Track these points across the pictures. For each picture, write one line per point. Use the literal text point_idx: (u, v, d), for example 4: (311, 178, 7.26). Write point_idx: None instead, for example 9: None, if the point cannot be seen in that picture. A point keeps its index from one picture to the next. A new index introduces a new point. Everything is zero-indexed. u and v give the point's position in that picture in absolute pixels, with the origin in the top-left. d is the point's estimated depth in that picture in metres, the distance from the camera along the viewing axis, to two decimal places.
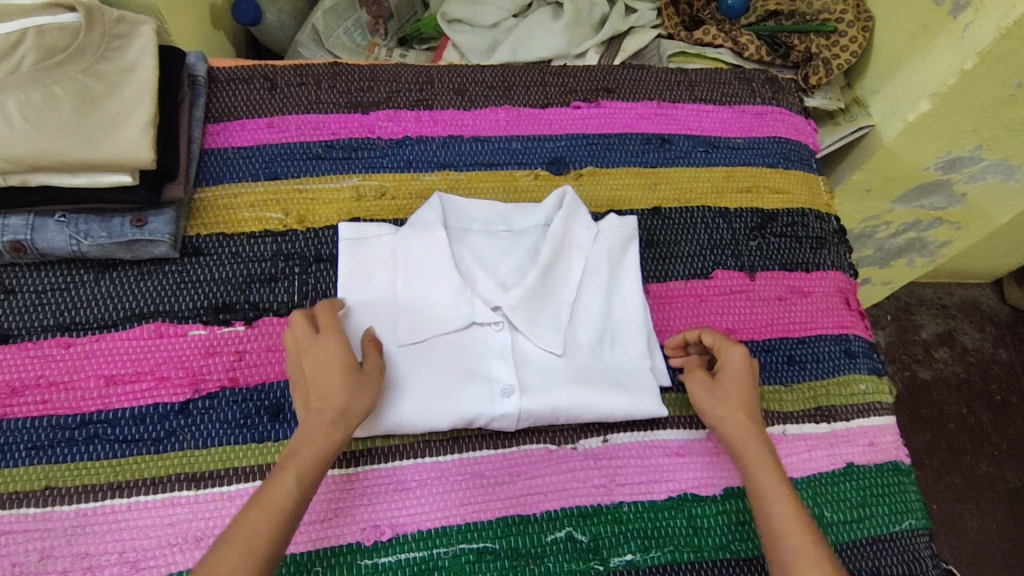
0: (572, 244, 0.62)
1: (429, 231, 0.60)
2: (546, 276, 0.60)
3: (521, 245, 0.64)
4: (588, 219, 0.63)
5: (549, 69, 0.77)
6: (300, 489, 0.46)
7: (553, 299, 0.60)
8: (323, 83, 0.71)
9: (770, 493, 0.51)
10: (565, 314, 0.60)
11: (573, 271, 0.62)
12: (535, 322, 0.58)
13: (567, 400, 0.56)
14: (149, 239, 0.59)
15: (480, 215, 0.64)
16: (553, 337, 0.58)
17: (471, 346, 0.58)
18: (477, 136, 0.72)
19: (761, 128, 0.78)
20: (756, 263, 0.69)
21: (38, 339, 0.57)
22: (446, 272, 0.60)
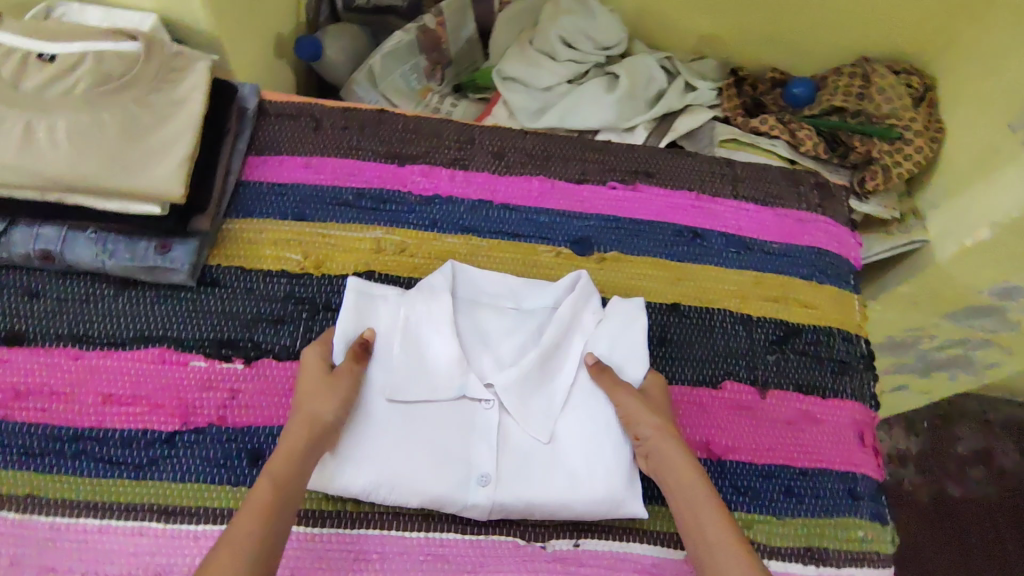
0: (578, 328, 0.61)
1: (434, 296, 0.60)
2: (545, 357, 0.59)
3: (526, 325, 0.63)
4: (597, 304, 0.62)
5: (593, 144, 0.76)
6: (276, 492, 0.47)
7: (547, 384, 0.59)
8: (366, 130, 0.73)
9: (699, 506, 0.50)
10: (558, 399, 0.58)
11: (574, 355, 0.60)
12: (526, 405, 0.58)
13: (542, 494, 0.55)
14: (169, 267, 0.60)
15: (488, 289, 0.64)
16: (541, 425, 0.57)
17: (459, 422, 0.57)
18: (506, 203, 0.71)
19: (801, 235, 0.75)
20: (770, 379, 0.67)
21: (51, 346, 0.59)
22: (445, 340, 0.59)
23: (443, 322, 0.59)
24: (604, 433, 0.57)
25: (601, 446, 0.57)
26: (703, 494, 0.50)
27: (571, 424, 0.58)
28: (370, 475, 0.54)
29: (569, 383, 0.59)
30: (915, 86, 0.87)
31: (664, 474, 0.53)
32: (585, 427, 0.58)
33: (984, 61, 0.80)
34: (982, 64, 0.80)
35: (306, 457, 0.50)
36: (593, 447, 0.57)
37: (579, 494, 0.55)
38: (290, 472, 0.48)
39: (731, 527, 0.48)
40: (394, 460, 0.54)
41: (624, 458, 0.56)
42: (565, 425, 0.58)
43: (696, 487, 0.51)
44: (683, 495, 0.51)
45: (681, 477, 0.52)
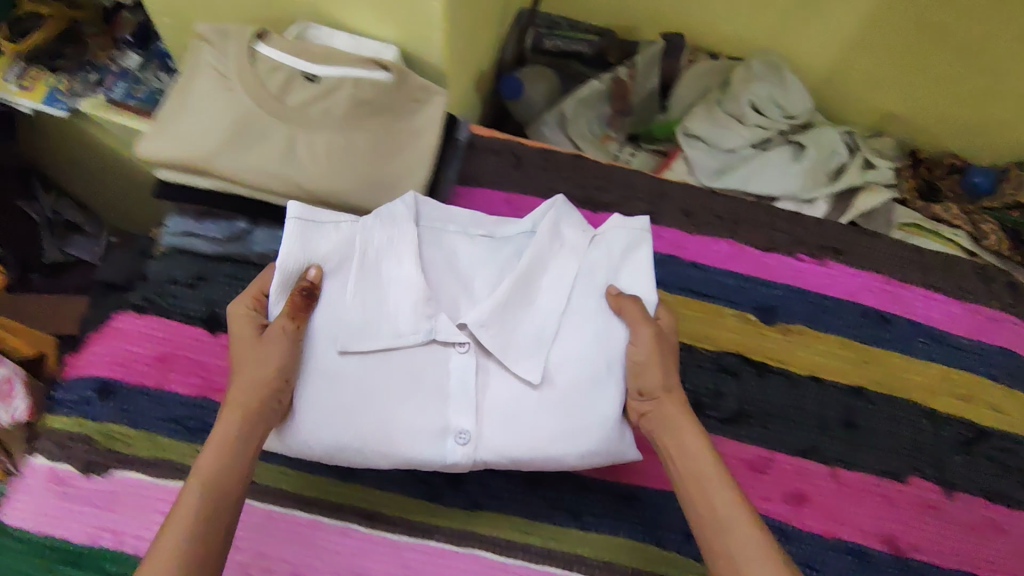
0: (548, 256, 0.58)
1: (396, 224, 0.57)
2: (522, 284, 0.57)
3: (501, 252, 0.62)
4: (582, 224, 0.61)
5: (781, 213, 0.77)
6: (206, 493, 0.46)
7: (528, 318, 0.57)
8: (563, 173, 0.76)
9: (710, 481, 0.50)
10: (546, 343, 0.55)
11: (564, 280, 0.58)
12: (506, 348, 0.55)
13: (527, 450, 0.53)
14: None
15: (445, 218, 0.62)
16: (529, 367, 0.54)
17: (427, 366, 0.55)
18: (695, 261, 0.72)
19: (991, 334, 0.73)
20: (956, 480, 0.65)
21: None
22: (408, 268, 0.56)
23: (405, 250, 0.56)
24: (594, 367, 0.55)
25: (598, 385, 0.55)
26: (711, 470, 0.51)
27: (565, 369, 0.55)
28: (336, 435, 0.52)
29: (559, 311, 0.56)
30: None
31: (662, 436, 0.54)
32: (576, 371, 0.55)
33: None
34: None
35: (247, 428, 0.50)
36: (598, 389, 0.55)
37: (578, 439, 0.54)
38: (217, 467, 0.48)
39: (745, 508, 0.49)
40: (348, 407, 0.52)
41: (618, 397, 0.55)
42: (555, 364, 0.55)
43: (704, 459, 0.51)
44: (698, 481, 0.51)
45: (682, 445, 0.53)
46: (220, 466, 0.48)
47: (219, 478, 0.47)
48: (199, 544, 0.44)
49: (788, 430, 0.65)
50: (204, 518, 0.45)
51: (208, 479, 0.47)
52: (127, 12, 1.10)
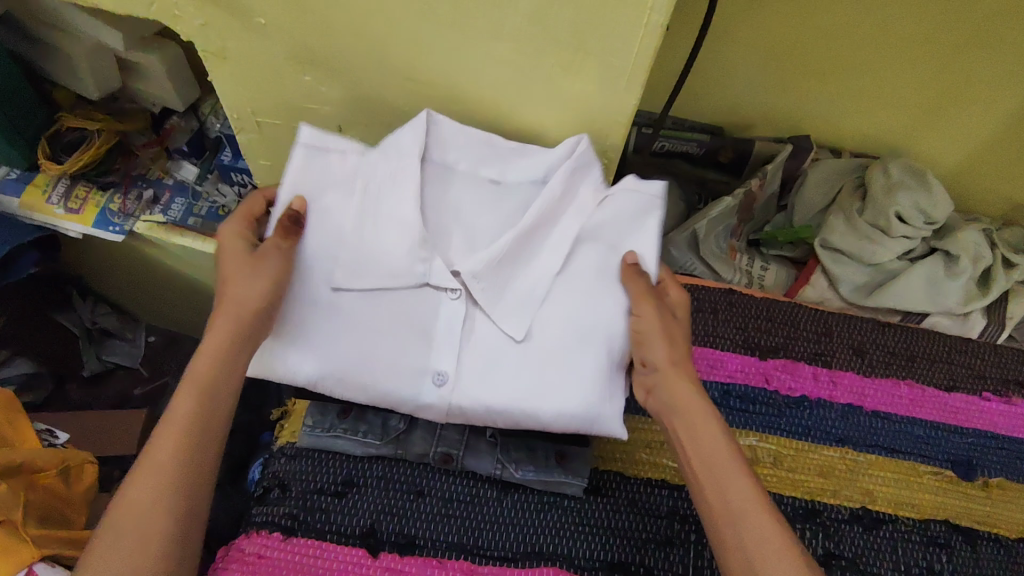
0: (568, 202, 0.55)
1: (400, 159, 0.53)
2: (523, 238, 0.53)
3: (506, 201, 0.56)
4: (595, 180, 0.55)
5: (955, 343, 0.70)
6: (181, 456, 0.45)
7: (523, 273, 0.53)
8: (720, 314, 0.69)
9: (721, 469, 0.47)
10: (539, 292, 0.53)
11: (569, 240, 0.54)
12: (498, 297, 0.52)
13: (505, 398, 0.51)
14: (567, 479, 0.57)
15: (463, 151, 0.56)
16: (517, 322, 0.52)
17: (417, 305, 0.53)
18: (877, 411, 0.66)
19: None
20: None
21: (443, 557, 0.55)
22: (406, 205, 0.52)
23: (406, 190, 0.52)
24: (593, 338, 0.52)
25: (585, 352, 0.52)
26: (723, 453, 0.47)
27: (553, 321, 0.53)
28: (310, 366, 0.52)
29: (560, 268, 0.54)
30: None
31: (672, 421, 0.50)
32: (566, 323, 0.52)
33: None
34: None
35: (226, 368, 0.48)
36: (579, 343, 0.52)
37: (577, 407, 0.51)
38: (200, 415, 0.46)
39: (757, 493, 0.46)
40: (351, 351, 0.52)
41: (614, 365, 0.52)
42: (546, 317, 0.53)
43: (714, 446, 0.48)
44: (711, 475, 0.47)
45: (692, 431, 0.49)
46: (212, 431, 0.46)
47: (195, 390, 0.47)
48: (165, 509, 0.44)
49: None
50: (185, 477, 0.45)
51: (184, 443, 0.45)
52: (177, 116, 0.98)
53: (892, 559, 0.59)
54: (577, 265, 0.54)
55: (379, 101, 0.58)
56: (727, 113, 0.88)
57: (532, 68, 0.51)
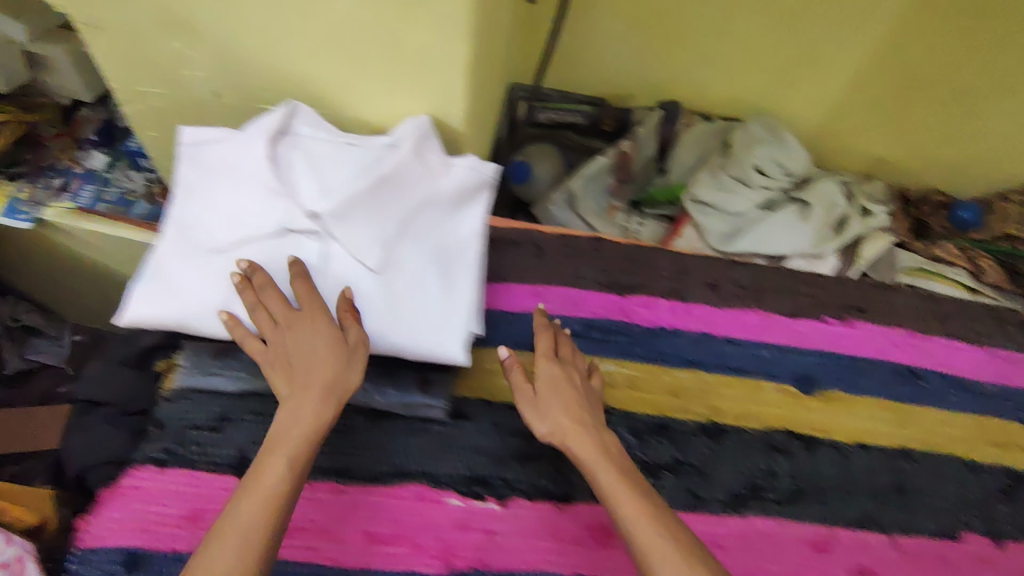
0: (420, 165, 0.59)
1: (256, 133, 0.57)
2: (377, 190, 0.57)
3: (362, 158, 0.59)
4: (439, 150, 0.61)
5: (802, 277, 0.77)
6: (291, 469, 0.46)
7: (376, 221, 0.56)
8: (586, 258, 0.74)
9: (612, 493, 0.49)
10: (391, 231, 0.57)
11: (416, 198, 0.59)
12: (353, 235, 0.55)
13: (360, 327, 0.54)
14: (429, 403, 0.61)
15: (322, 127, 0.60)
16: (367, 252, 0.55)
17: (281, 253, 0.57)
18: (728, 337, 0.72)
19: (1015, 377, 0.74)
20: (1006, 529, 0.67)
21: (314, 480, 0.59)
22: (262, 172, 0.56)
23: (260, 157, 0.57)
24: (431, 276, 0.57)
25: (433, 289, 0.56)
26: (608, 479, 0.50)
27: (405, 259, 0.57)
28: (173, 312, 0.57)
29: (408, 218, 0.58)
30: None
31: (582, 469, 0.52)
32: (414, 263, 0.57)
33: None
34: None
35: (319, 405, 0.48)
36: (425, 280, 0.56)
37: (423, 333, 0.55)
38: (298, 429, 0.47)
39: (654, 512, 0.48)
40: (222, 289, 0.56)
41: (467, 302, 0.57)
42: (396, 256, 0.57)
43: (598, 474, 0.51)
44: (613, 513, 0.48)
45: (586, 463, 0.52)
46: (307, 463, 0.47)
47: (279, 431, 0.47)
48: (277, 510, 0.44)
49: (845, 503, 0.65)
50: (283, 501, 0.45)
51: (275, 491, 0.45)
52: (87, 108, 1.02)
53: (735, 463, 0.65)
54: (424, 221, 0.59)
55: (243, 60, 0.62)
56: (605, 82, 0.94)
57: (372, 21, 0.55)
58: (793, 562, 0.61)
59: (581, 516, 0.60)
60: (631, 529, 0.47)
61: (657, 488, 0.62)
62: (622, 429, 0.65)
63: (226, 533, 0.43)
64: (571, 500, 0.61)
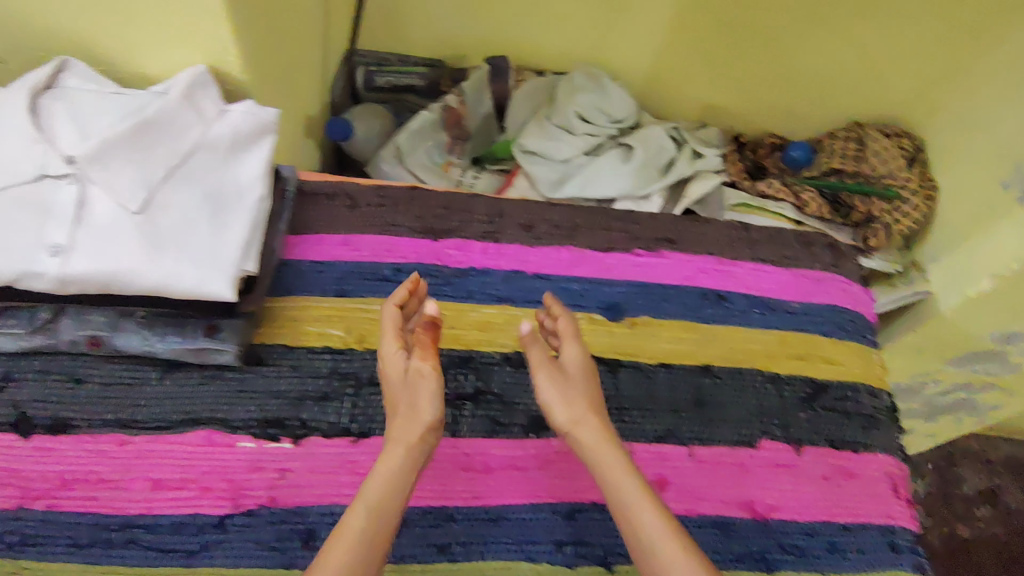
0: (192, 110, 0.60)
1: (17, 87, 0.58)
2: (141, 132, 0.57)
3: (128, 107, 0.60)
4: (216, 96, 0.63)
5: (615, 214, 0.80)
6: (389, 501, 0.47)
7: (140, 163, 0.57)
8: (400, 207, 0.75)
9: (609, 477, 0.49)
10: (157, 174, 0.57)
11: (187, 141, 0.59)
12: (113, 176, 0.56)
13: (117, 264, 0.53)
14: (217, 348, 0.61)
15: (94, 83, 0.62)
16: (129, 194, 0.56)
17: (37, 200, 0.55)
18: (539, 273, 0.74)
19: (818, 294, 0.78)
20: (804, 437, 0.69)
21: (98, 432, 0.59)
22: (18, 121, 0.56)
23: (18, 107, 0.56)
24: (201, 217, 0.57)
25: (201, 227, 0.57)
26: (612, 464, 0.50)
27: (172, 199, 0.57)
28: None
29: (177, 161, 0.58)
30: (908, 147, 0.95)
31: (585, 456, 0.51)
32: (182, 203, 0.57)
33: (973, 123, 0.89)
34: (965, 125, 0.90)
35: (412, 450, 0.50)
36: (193, 220, 0.57)
37: (187, 270, 0.55)
38: (400, 465, 0.49)
39: (654, 502, 0.48)
40: None
41: (239, 239, 0.58)
42: (162, 198, 0.57)
43: (603, 459, 0.50)
44: (618, 505, 0.48)
45: (596, 451, 0.51)
46: (398, 490, 0.48)
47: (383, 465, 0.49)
48: (380, 535, 0.45)
49: (644, 419, 0.67)
50: (388, 533, 0.46)
51: (383, 529, 0.45)
52: None
53: (537, 389, 0.67)
54: (197, 163, 0.59)
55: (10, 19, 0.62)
56: (439, 44, 0.96)
57: None
58: (591, 478, 0.63)
59: (376, 449, 0.61)
60: (628, 518, 0.47)
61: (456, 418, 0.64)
62: None
63: (350, 554, 0.44)
64: (368, 436, 0.62)
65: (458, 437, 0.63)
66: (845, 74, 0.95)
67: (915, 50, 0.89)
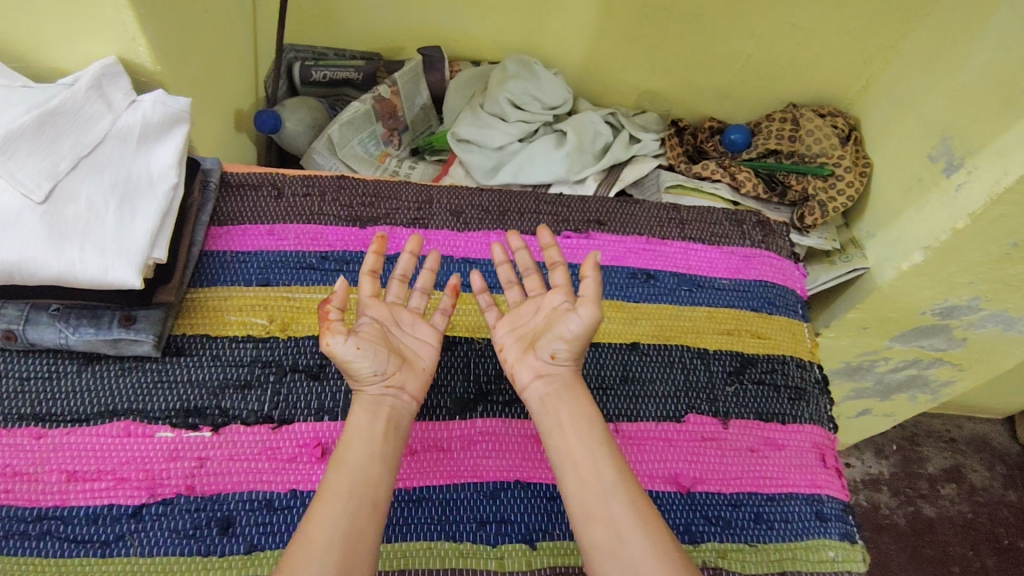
0: (101, 102, 0.61)
1: None
2: (45, 123, 0.58)
3: (34, 98, 0.60)
4: (127, 88, 0.63)
5: (545, 198, 0.81)
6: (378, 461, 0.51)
7: (45, 153, 0.57)
8: (327, 196, 0.75)
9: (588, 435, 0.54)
10: (64, 164, 0.58)
11: (95, 132, 0.60)
12: (17, 167, 0.56)
13: (17, 253, 0.53)
14: (133, 339, 0.61)
15: (3, 75, 0.61)
16: (33, 184, 0.56)
17: None
18: (467, 257, 0.74)
19: (748, 270, 0.79)
20: (731, 410, 0.69)
21: (13, 426, 0.58)
22: None
23: None
24: (108, 206, 0.58)
25: (107, 215, 0.57)
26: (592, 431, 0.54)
27: (78, 188, 0.58)
28: None
29: (84, 151, 0.59)
30: (841, 126, 0.97)
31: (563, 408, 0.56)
32: (88, 192, 0.58)
33: (900, 99, 0.91)
34: (894, 101, 0.92)
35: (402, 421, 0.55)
36: (99, 209, 0.57)
37: (91, 258, 0.55)
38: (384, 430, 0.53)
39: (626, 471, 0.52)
40: None
41: (148, 226, 0.58)
42: (68, 188, 0.57)
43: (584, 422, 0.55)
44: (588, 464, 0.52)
45: (577, 410, 0.55)
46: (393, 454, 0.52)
47: (356, 432, 0.52)
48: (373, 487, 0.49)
49: None
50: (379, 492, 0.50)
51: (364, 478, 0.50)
52: None
53: (463, 371, 0.67)
54: (106, 152, 0.60)
55: None
56: (374, 36, 0.96)
57: None
58: (515, 457, 0.63)
59: (297, 436, 0.61)
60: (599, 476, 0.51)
61: None
62: None
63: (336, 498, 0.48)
64: (290, 423, 0.61)
65: None
66: (776, 56, 0.96)
67: (836, 30, 0.91)
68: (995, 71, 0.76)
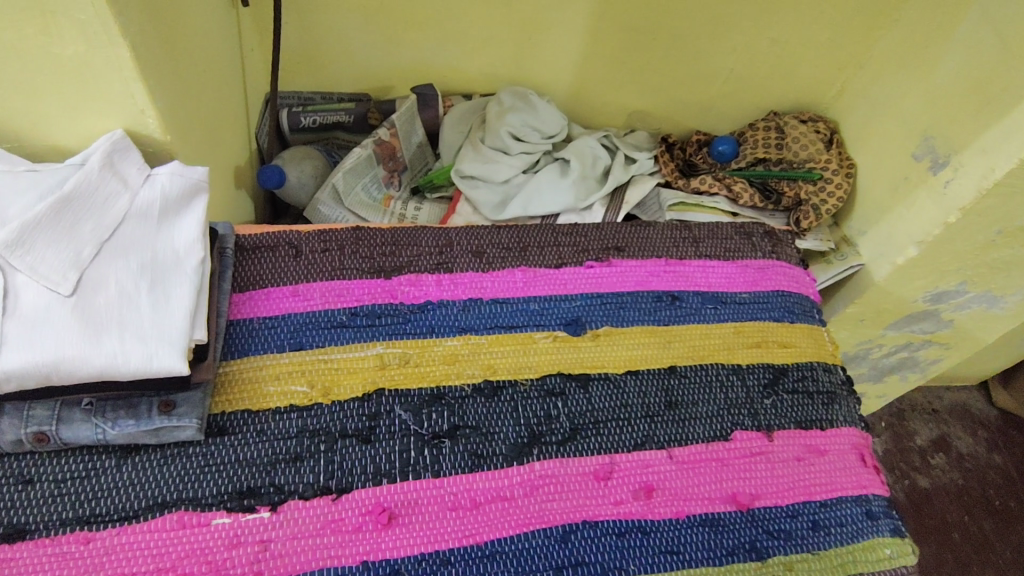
0: (117, 180, 0.58)
1: None
2: (63, 210, 0.55)
3: (44, 183, 0.56)
4: (139, 161, 0.60)
5: (561, 229, 0.81)
6: None
7: (67, 242, 0.54)
8: (347, 249, 0.74)
9: None
10: (87, 251, 0.54)
11: (113, 213, 0.57)
12: (40, 261, 0.53)
13: (55, 353, 0.50)
14: (176, 425, 0.58)
15: (4, 162, 0.57)
16: (59, 277, 0.53)
17: None
18: (496, 298, 0.73)
19: (764, 281, 0.81)
20: (772, 422, 0.71)
21: (57, 534, 0.55)
22: None
23: None
24: (140, 290, 0.55)
25: (140, 301, 0.54)
26: None
27: (106, 275, 0.55)
28: None
29: (106, 235, 0.56)
30: (823, 131, 1.02)
31: None
32: (117, 278, 0.55)
33: (878, 101, 0.95)
34: (872, 103, 0.96)
35: None
36: (131, 295, 0.54)
37: (132, 347, 0.52)
38: None
39: None
40: None
41: (185, 306, 0.55)
42: (95, 276, 0.54)
43: None
44: None
45: None
46: None
47: None
48: None
49: (620, 429, 0.68)
50: None
51: None
52: None
53: (512, 415, 0.66)
54: (129, 233, 0.57)
55: None
56: (362, 79, 0.95)
57: (15, 40, 0.52)
58: (577, 496, 0.63)
59: (358, 505, 0.59)
60: None
61: (436, 457, 0.63)
62: (395, 408, 0.65)
63: None
64: (349, 492, 0.60)
65: (442, 477, 0.62)
66: (757, 69, 1.00)
67: (812, 41, 0.95)
68: (969, 74, 0.81)
